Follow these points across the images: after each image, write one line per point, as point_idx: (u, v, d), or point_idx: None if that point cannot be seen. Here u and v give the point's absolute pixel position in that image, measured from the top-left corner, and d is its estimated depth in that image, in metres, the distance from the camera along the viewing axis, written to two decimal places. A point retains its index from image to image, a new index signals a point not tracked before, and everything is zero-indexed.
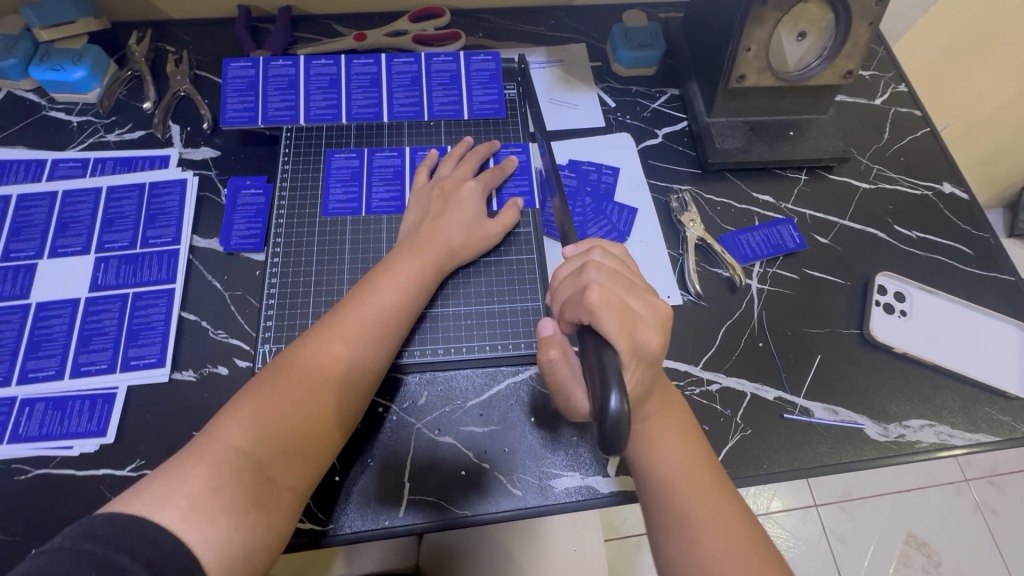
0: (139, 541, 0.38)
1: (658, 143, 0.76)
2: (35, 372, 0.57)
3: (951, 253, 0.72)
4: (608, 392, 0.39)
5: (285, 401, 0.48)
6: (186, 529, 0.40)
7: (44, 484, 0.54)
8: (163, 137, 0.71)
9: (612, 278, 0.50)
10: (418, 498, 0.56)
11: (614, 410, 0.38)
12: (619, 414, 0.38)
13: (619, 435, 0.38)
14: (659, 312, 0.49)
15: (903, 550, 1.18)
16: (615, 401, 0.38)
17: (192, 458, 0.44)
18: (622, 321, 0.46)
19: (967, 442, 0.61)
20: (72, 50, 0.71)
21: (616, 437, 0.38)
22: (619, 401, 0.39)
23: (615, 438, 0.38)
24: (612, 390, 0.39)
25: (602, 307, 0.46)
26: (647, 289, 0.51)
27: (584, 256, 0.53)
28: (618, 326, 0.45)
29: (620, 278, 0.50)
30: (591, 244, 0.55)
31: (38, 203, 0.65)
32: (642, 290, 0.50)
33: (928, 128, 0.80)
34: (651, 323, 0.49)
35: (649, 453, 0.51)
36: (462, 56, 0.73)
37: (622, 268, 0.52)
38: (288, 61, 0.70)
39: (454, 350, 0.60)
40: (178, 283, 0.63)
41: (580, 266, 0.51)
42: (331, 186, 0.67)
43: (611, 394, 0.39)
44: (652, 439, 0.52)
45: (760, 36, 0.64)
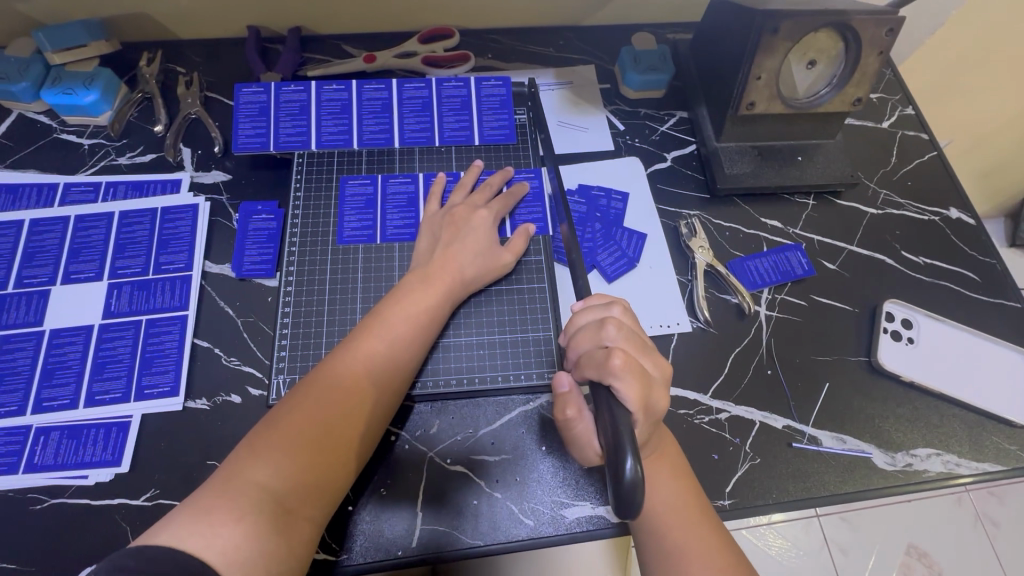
0: None
1: (667, 167, 0.76)
2: (50, 401, 0.58)
3: (958, 279, 0.72)
4: (620, 456, 0.40)
5: (300, 434, 0.48)
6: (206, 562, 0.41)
7: (60, 514, 0.54)
8: (174, 160, 0.71)
9: (627, 339, 0.51)
10: (431, 529, 0.56)
11: (629, 480, 0.39)
12: (634, 481, 0.39)
13: (634, 502, 0.39)
14: (661, 369, 0.52)
15: (904, 562, 1.18)
16: (629, 465, 0.39)
17: (212, 490, 0.44)
18: (636, 383, 0.47)
19: (973, 471, 0.62)
20: (83, 74, 0.72)
21: (629, 504, 0.39)
22: (633, 466, 0.39)
23: (628, 503, 0.39)
24: (625, 455, 0.40)
25: (617, 368, 0.47)
26: (655, 351, 0.53)
27: (602, 310, 0.54)
28: (632, 388, 0.47)
29: (634, 341, 0.52)
30: (603, 302, 0.55)
31: (51, 229, 0.66)
32: (649, 354, 0.52)
33: (935, 152, 0.80)
34: (659, 385, 0.51)
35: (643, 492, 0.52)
36: (472, 81, 0.73)
37: (636, 326, 0.54)
38: (299, 87, 0.71)
39: (466, 379, 0.61)
40: (190, 309, 0.63)
41: (599, 321, 0.53)
42: (344, 213, 0.67)
43: (623, 458, 0.40)
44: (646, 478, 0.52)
45: (771, 65, 0.64)
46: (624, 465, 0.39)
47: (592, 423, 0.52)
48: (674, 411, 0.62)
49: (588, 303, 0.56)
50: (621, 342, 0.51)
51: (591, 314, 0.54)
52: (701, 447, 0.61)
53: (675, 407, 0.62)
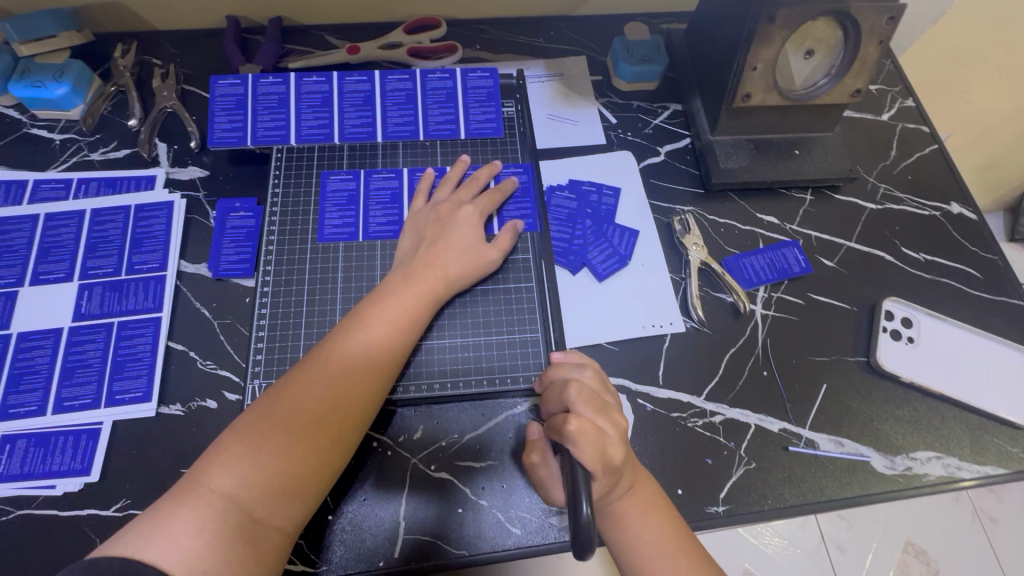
0: None
1: (660, 162, 0.74)
2: (16, 408, 0.55)
3: (959, 276, 0.70)
4: (577, 500, 0.40)
5: (270, 443, 0.46)
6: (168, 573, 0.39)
7: (27, 526, 0.52)
8: (149, 156, 0.69)
9: (587, 401, 0.49)
10: (415, 538, 0.54)
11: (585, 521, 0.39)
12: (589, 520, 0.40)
13: (588, 546, 0.39)
14: (621, 428, 0.50)
15: (902, 559, 1.17)
16: (584, 507, 0.40)
17: (176, 500, 0.43)
18: (592, 445, 0.45)
19: (974, 475, 0.60)
20: (53, 66, 0.69)
21: (584, 547, 0.39)
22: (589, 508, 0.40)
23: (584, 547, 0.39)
24: (580, 499, 0.40)
25: (573, 432, 0.45)
26: (615, 410, 0.51)
27: (571, 370, 0.53)
28: (588, 449, 0.44)
29: (595, 402, 0.50)
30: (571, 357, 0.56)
31: (19, 227, 0.63)
32: (610, 407, 0.51)
33: (936, 145, 0.78)
34: (616, 436, 0.48)
35: (618, 534, 0.50)
36: (458, 72, 0.71)
37: (602, 388, 0.53)
38: (278, 79, 0.68)
39: (450, 383, 0.58)
40: (165, 311, 0.61)
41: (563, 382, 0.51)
42: (326, 210, 0.65)
43: (580, 502, 0.40)
44: (619, 518, 0.50)
45: (767, 55, 0.61)
46: (581, 510, 0.40)
47: (556, 470, 0.51)
48: (666, 414, 0.60)
49: (565, 358, 0.56)
50: (581, 405, 0.49)
51: (561, 372, 0.53)
52: (694, 452, 0.59)
53: (667, 410, 0.60)
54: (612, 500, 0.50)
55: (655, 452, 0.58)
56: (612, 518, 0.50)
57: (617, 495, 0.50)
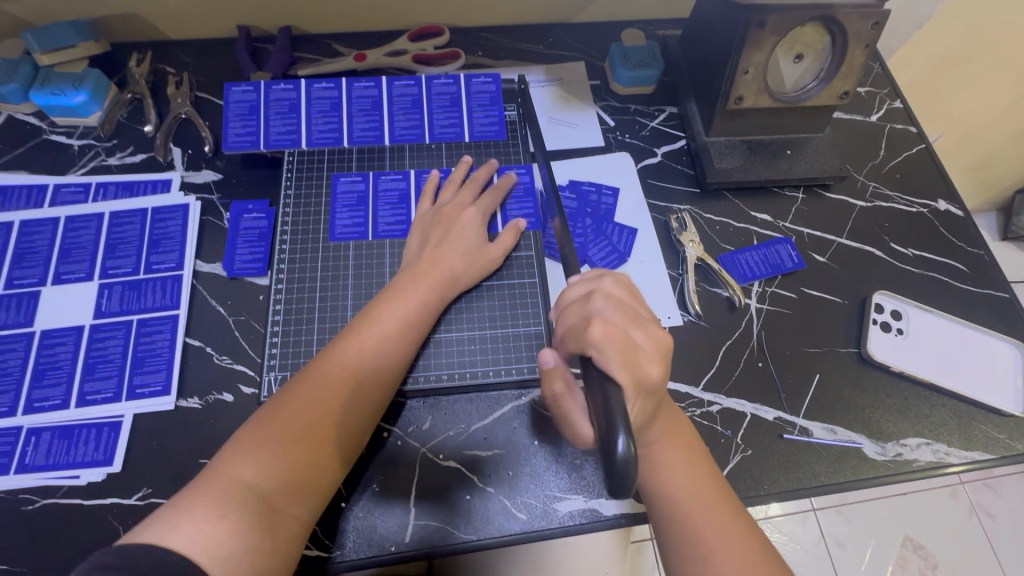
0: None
1: (657, 162, 0.76)
2: (41, 402, 0.58)
3: (946, 270, 0.73)
4: (614, 435, 0.37)
5: (287, 436, 0.48)
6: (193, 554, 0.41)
7: (52, 515, 0.54)
8: (164, 160, 0.71)
9: (617, 310, 0.50)
10: (425, 525, 0.56)
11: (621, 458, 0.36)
12: (627, 455, 0.37)
13: (624, 481, 0.36)
14: (660, 344, 0.49)
15: (900, 554, 1.19)
16: (622, 443, 0.37)
17: (200, 490, 0.45)
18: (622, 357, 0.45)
19: (963, 460, 0.62)
20: (72, 74, 0.71)
21: (620, 484, 0.37)
22: (626, 444, 0.37)
23: (619, 480, 0.37)
24: (619, 432, 0.37)
25: (596, 340, 0.47)
26: (650, 321, 0.51)
27: (593, 281, 0.53)
28: (616, 361, 0.45)
29: (626, 313, 0.50)
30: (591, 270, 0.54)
31: (41, 229, 0.66)
32: (645, 318, 0.50)
33: (923, 145, 0.81)
34: (651, 353, 0.48)
35: (657, 478, 0.51)
36: (462, 78, 0.73)
37: (630, 298, 0.52)
38: (289, 85, 0.71)
39: (458, 376, 0.61)
40: (182, 309, 0.63)
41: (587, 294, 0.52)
42: (337, 211, 0.67)
43: (617, 436, 0.37)
44: (661, 463, 0.52)
45: (758, 59, 0.64)
46: (618, 445, 0.37)
47: (580, 400, 0.52)
48: None
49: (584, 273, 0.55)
50: (612, 314, 0.49)
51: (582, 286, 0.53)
52: None
53: None
54: (649, 441, 0.52)
55: None
56: (651, 461, 0.52)
57: (651, 438, 0.52)
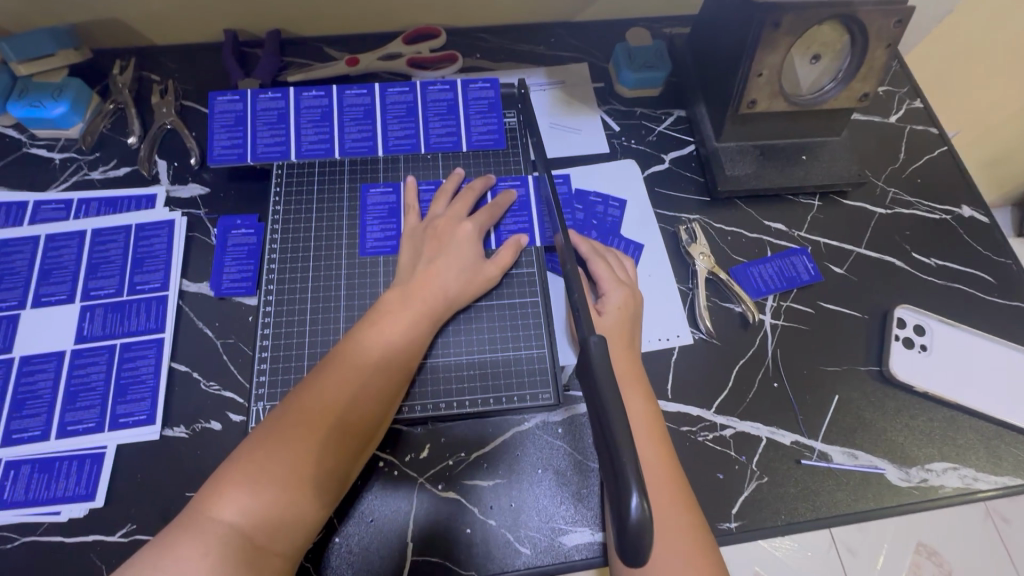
0: None
1: (664, 169, 0.73)
2: (19, 433, 0.55)
3: (972, 281, 0.69)
4: (625, 494, 0.34)
5: (266, 471, 0.45)
6: None
7: (31, 553, 0.51)
8: (149, 173, 0.68)
9: (610, 275, 0.60)
10: (423, 559, 0.53)
11: (635, 517, 0.34)
12: (640, 519, 0.34)
13: (637, 545, 0.34)
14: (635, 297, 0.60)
15: (914, 560, 1.10)
16: (634, 502, 0.34)
17: (181, 531, 0.42)
18: None
19: (991, 485, 0.59)
20: (52, 84, 0.68)
21: (634, 545, 0.34)
22: (640, 504, 0.34)
23: (633, 547, 0.34)
24: (631, 489, 0.34)
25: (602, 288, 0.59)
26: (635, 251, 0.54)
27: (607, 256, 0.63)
28: (613, 297, 0.59)
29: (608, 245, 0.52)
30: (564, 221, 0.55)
31: (20, 249, 0.63)
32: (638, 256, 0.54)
33: (945, 147, 0.77)
34: (625, 298, 0.59)
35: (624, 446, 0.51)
36: (459, 84, 0.70)
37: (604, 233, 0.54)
38: (277, 94, 0.67)
39: (457, 404, 0.57)
40: (167, 332, 0.60)
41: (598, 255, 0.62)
42: (369, 224, 0.64)
43: (629, 494, 0.34)
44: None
45: (772, 61, 0.60)
46: (631, 507, 0.34)
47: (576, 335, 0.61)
48: (676, 429, 0.59)
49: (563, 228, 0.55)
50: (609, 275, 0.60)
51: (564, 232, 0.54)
52: (705, 467, 0.58)
53: (677, 424, 0.59)
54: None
55: None
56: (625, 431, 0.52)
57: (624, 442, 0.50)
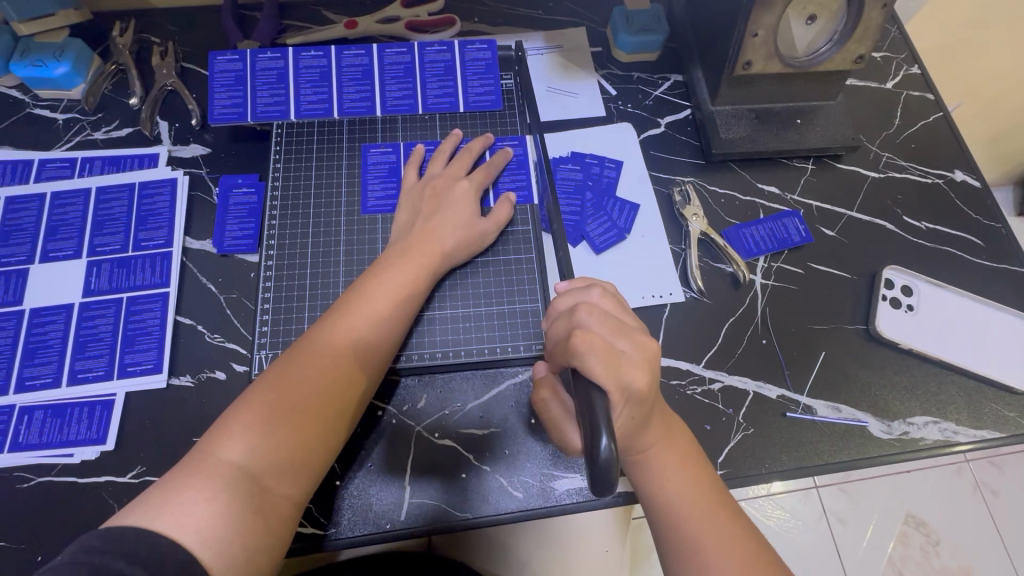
0: (135, 541, 0.39)
1: (661, 133, 0.73)
2: (32, 380, 0.57)
3: (961, 244, 0.70)
4: (597, 436, 0.39)
5: (277, 414, 0.47)
6: (177, 525, 0.41)
7: (47, 493, 0.54)
8: (151, 134, 0.69)
9: (602, 322, 0.49)
10: (421, 503, 0.56)
11: (604, 452, 0.39)
12: (609, 456, 0.39)
13: (609, 480, 0.39)
14: (646, 351, 0.49)
15: (902, 530, 1.13)
16: (605, 443, 0.39)
17: (188, 472, 0.44)
18: (606, 363, 0.46)
19: (971, 439, 0.61)
20: (53, 45, 0.69)
21: (604, 482, 0.39)
22: (608, 444, 0.39)
23: (603, 481, 0.39)
24: (601, 433, 0.39)
25: (580, 348, 0.46)
26: (637, 331, 0.50)
27: (581, 294, 0.53)
28: (600, 366, 0.45)
29: (614, 323, 0.49)
30: (582, 280, 0.55)
31: (27, 206, 0.64)
32: (632, 329, 0.50)
33: (941, 112, 0.77)
34: (636, 358, 0.48)
35: (654, 484, 0.50)
36: (457, 45, 0.70)
37: (617, 309, 0.52)
38: (276, 54, 0.68)
39: (452, 354, 0.59)
40: (172, 286, 0.62)
41: (573, 307, 0.51)
42: (370, 183, 0.65)
43: (600, 436, 0.39)
44: (653, 467, 0.50)
45: (768, 20, 0.60)
46: (601, 447, 0.39)
47: (569, 405, 0.53)
48: (666, 383, 0.61)
49: (572, 285, 0.55)
50: (595, 326, 0.49)
51: (571, 298, 0.53)
52: (694, 418, 0.60)
53: (667, 378, 0.61)
54: (645, 449, 0.50)
55: None
56: (645, 467, 0.50)
57: (648, 444, 0.50)
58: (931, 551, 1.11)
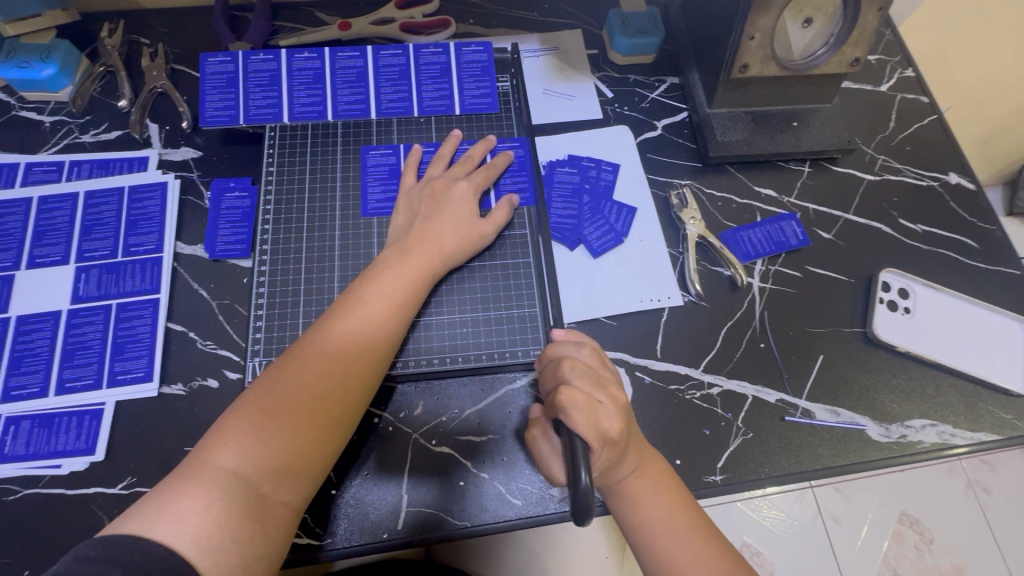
0: (126, 556, 0.38)
1: (657, 136, 0.73)
2: (19, 389, 0.56)
3: (956, 247, 0.70)
4: (576, 470, 0.40)
5: (275, 421, 0.47)
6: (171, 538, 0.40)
7: (33, 505, 0.52)
8: (141, 137, 0.68)
9: (584, 376, 0.49)
10: (418, 512, 0.55)
11: (584, 485, 0.39)
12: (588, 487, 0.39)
13: (587, 511, 0.39)
14: (620, 403, 0.49)
15: (896, 529, 1.13)
16: (584, 478, 0.39)
17: (184, 479, 0.43)
18: (587, 415, 0.45)
19: (968, 441, 0.61)
20: (40, 46, 0.68)
21: (583, 512, 0.39)
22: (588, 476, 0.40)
23: (583, 511, 0.39)
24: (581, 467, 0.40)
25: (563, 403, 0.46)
26: (615, 387, 0.51)
27: (570, 349, 0.53)
28: (581, 417, 0.45)
29: (592, 377, 0.50)
30: (573, 334, 0.57)
31: (13, 211, 0.63)
32: (608, 381, 0.51)
33: (935, 115, 0.78)
34: (612, 409, 0.48)
35: (631, 512, 0.50)
36: (452, 47, 0.70)
37: (599, 365, 0.53)
38: (269, 55, 0.67)
39: (450, 359, 0.59)
40: (163, 292, 0.61)
41: (558, 360, 0.52)
42: (368, 185, 0.64)
43: (580, 471, 0.40)
44: (630, 495, 0.50)
45: (764, 23, 0.60)
46: (580, 478, 0.39)
47: (556, 445, 0.53)
48: (665, 388, 0.61)
49: (568, 336, 0.56)
50: (578, 381, 0.49)
51: (559, 351, 0.54)
52: (693, 423, 0.59)
53: (666, 383, 0.61)
54: (622, 478, 0.50)
55: (654, 425, 0.59)
56: (623, 495, 0.50)
57: (626, 473, 0.50)
58: (926, 550, 1.11)
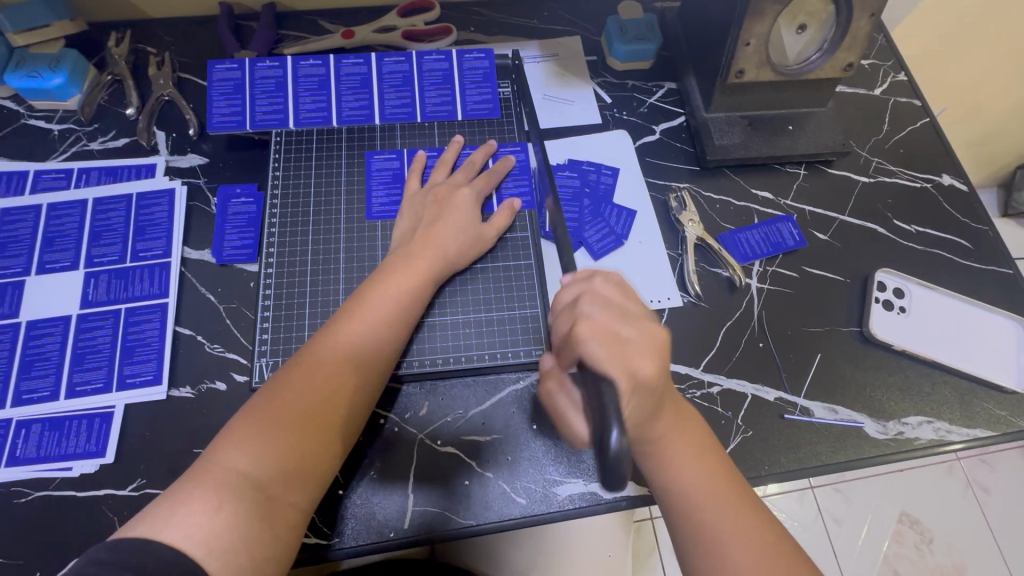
0: (140, 554, 0.38)
1: (656, 140, 0.74)
2: (29, 393, 0.56)
3: (950, 247, 0.72)
4: (608, 427, 0.38)
5: (281, 424, 0.47)
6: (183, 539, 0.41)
7: (44, 507, 0.53)
8: (148, 144, 0.69)
9: (604, 310, 0.50)
10: (424, 511, 0.56)
11: (615, 447, 0.37)
12: (619, 450, 0.37)
13: (621, 472, 0.37)
14: (652, 336, 0.49)
15: (896, 529, 1.14)
16: (615, 436, 0.38)
17: (194, 482, 0.44)
18: (609, 354, 0.46)
19: (964, 437, 0.62)
20: (48, 55, 0.69)
21: (616, 476, 0.37)
22: (619, 436, 0.38)
23: (614, 475, 0.37)
24: (612, 425, 0.38)
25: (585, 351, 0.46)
26: (639, 318, 0.50)
27: (584, 283, 0.53)
28: (605, 359, 0.45)
29: (615, 311, 0.50)
30: (583, 270, 0.56)
31: (22, 218, 0.64)
32: (636, 314, 0.50)
33: (928, 118, 0.79)
34: (642, 347, 0.48)
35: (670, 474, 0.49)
36: (455, 54, 0.71)
37: (620, 295, 0.52)
38: (275, 63, 0.69)
39: (454, 360, 0.60)
40: (171, 297, 0.61)
41: (575, 299, 0.52)
42: (373, 189, 0.66)
43: (611, 430, 0.38)
44: (668, 456, 0.50)
45: (759, 29, 0.61)
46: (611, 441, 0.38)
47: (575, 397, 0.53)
48: None
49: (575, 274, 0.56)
50: (599, 315, 0.49)
51: (575, 286, 0.53)
52: None
53: None
54: (657, 436, 0.50)
55: None
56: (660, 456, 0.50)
57: (660, 431, 0.50)
58: (925, 549, 1.12)
